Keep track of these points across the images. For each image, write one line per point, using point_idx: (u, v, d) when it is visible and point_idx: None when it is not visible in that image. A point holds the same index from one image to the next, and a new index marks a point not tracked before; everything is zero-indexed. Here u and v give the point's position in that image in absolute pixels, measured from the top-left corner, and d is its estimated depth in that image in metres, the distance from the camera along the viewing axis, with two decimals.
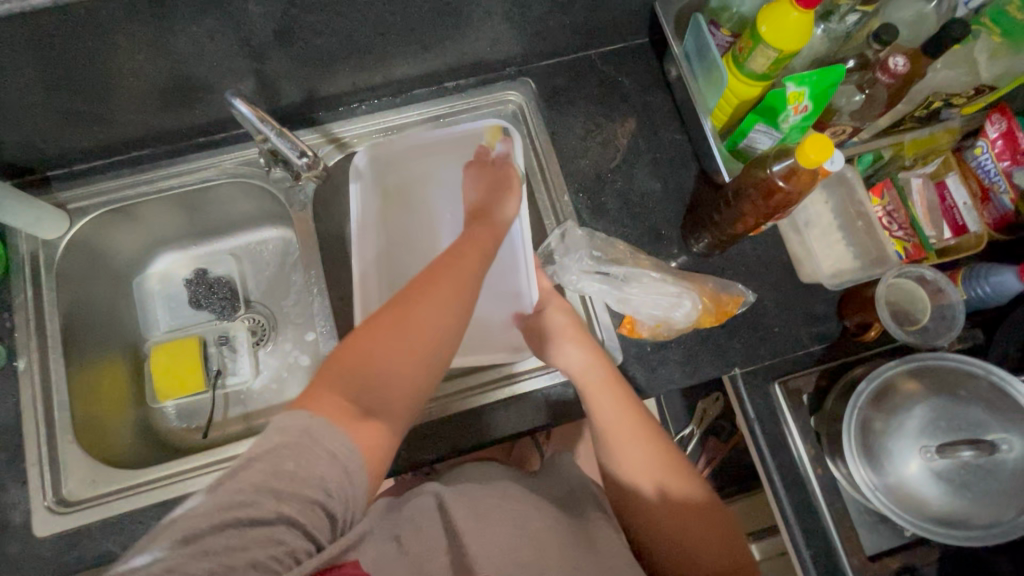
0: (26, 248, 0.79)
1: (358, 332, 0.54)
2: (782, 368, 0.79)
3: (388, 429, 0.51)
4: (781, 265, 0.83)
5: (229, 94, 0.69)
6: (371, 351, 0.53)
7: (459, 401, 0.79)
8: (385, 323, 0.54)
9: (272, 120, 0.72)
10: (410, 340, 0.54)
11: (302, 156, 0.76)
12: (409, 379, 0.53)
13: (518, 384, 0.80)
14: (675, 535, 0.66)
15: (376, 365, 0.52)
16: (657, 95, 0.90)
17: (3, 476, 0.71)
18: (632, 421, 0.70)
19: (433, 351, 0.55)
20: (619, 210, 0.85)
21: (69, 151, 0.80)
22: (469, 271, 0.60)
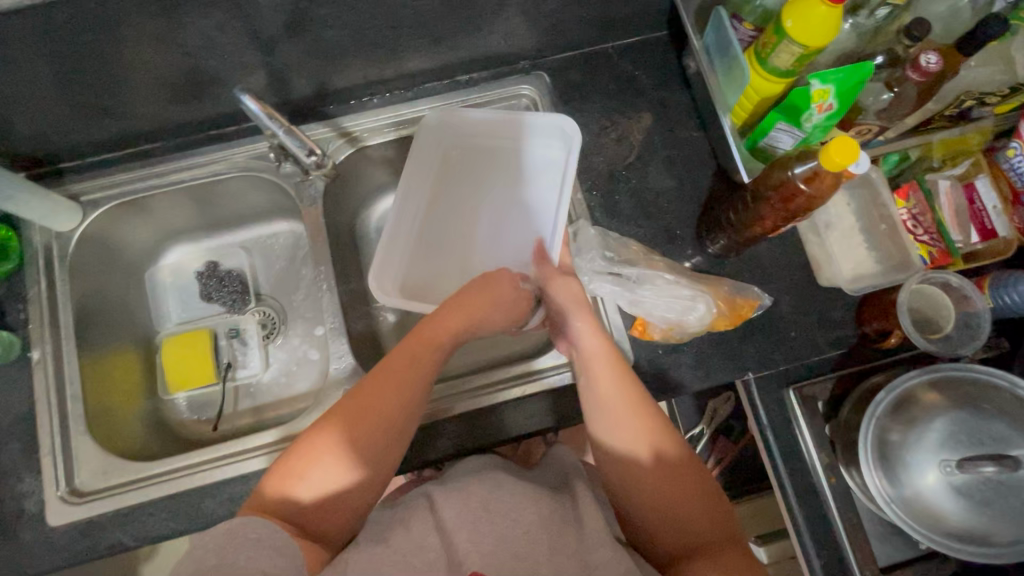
0: (40, 240, 0.80)
1: (305, 445, 0.62)
2: (797, 374, 0.77)
3: (326, 539, 0.60)
4: (798, 268, 0.81)
5: (239, 91, 0.67)
6: (311, 468, 0.60)
7: (470, 399, 0.78)
8: (324, 444, 0.61)
9: (279, 117, 0.72)
10: (346, 460, 0.61)
11: (311, 154, 0.77)
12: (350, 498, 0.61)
13: (541, 380, 0.79)
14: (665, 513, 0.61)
15: (320, 484, 0.60)
16: (674, 90, 0.88)
17: (18, 465, 0.72)
18: (626, 394, 0.65)
19: (370, 474, 0.62)
20: (633, 209, 0.83)
21: (81, 144, 0.80)
22: (407, 383, 0.65)
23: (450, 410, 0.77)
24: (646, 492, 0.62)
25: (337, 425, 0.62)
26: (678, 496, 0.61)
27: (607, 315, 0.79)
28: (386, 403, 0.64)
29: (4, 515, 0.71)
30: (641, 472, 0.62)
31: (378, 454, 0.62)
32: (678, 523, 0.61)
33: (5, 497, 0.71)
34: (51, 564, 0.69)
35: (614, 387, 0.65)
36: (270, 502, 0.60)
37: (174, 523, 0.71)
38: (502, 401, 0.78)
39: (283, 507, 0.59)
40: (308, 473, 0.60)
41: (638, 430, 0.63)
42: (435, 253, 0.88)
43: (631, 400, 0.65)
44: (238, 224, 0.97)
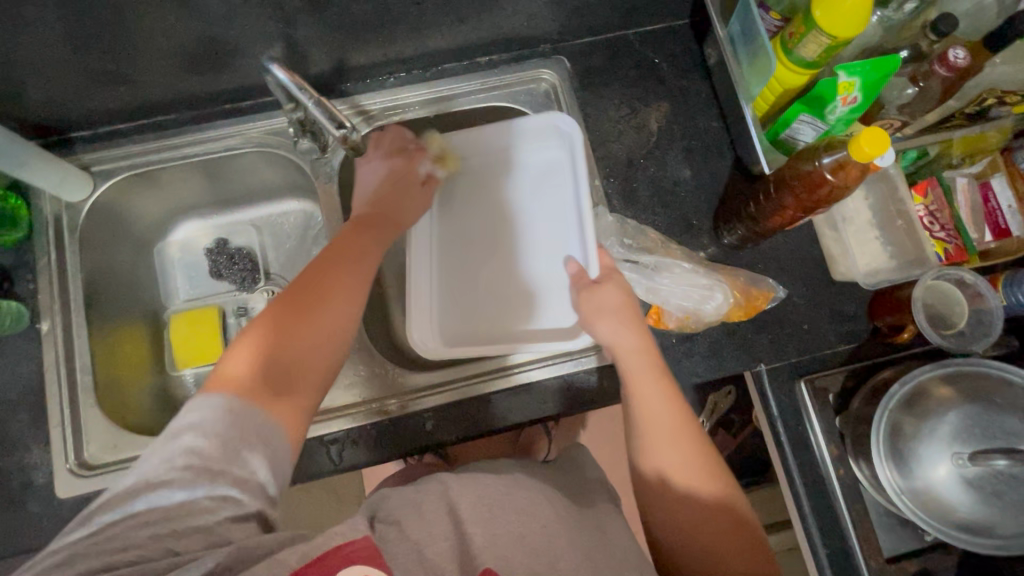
0: (50, 209, 0.79)
1: (266, 316, 0.58)
2: (807, 366, 0.78)
3: (299, 403, 0.54)
4: (813, 261, 0.81)
5: (269, 60, 0.66)
6: (276, 330, 0.57)
7: (457, 389, 0.77)
8: (290, 308, 0.59)
9: (310, 88, 0.70)
10: (318, 319, 0.59)
11: (340, 127, 0.74)
12: (318, 351, 0.58)
13: (514, 375, 0.77)
14: (708, 554, 0.59)
15: (287, 342, 0.56)
16: (695, 80, 0.87)
17: (26, 436, 0.72)
18: (674, 418, 0.63)
19: (343, 336, 0.60)
20: (651, 197, 0.83)
21: (94, 113, 0.78)
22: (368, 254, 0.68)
23: (438, 400, 0.76)
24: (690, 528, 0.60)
25: (296, 295, 0.60)
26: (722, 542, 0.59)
27: None
28: (345, 266, 0.64)
29: (11, 487, 0.70)
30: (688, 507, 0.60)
31: (343, 308, 0.61)
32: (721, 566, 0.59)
33: (13, 468, 0.70)
34: (58, 535, 0.69)
35: (664, 413, 0.63)
36: (229, 374, 0.53)
37: None
38: (512, 385, 0.77)
39: (244, 374, 0.53)
40: (274, 339, 0.56)
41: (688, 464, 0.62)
42: (465, 287, 0.84)
43: (681, 427, 0.63)
44: (249, 201, 0.96)
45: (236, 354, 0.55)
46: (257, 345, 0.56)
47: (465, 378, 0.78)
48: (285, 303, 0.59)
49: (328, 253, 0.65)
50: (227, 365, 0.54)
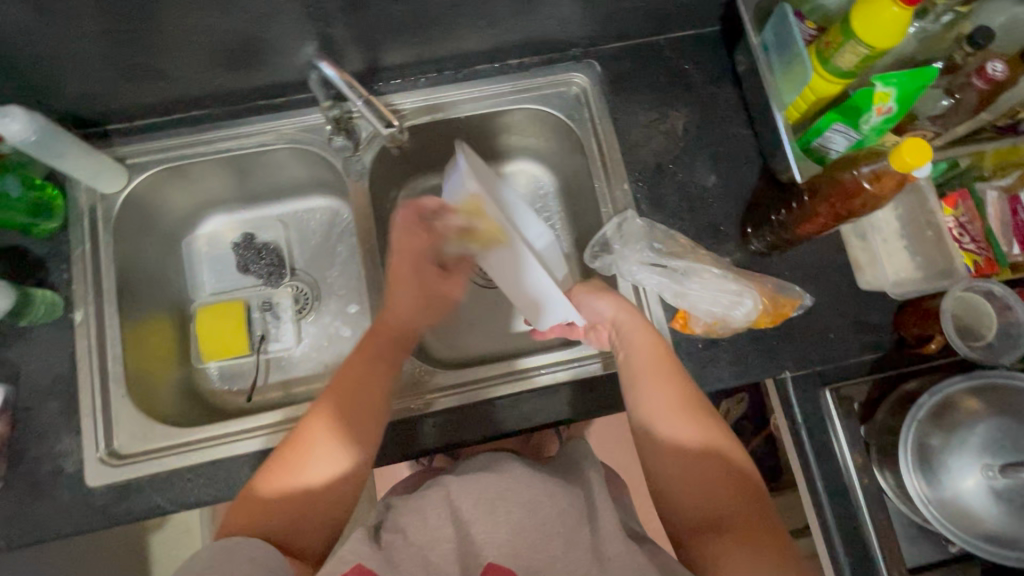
0: (84, 200, 0.79)
1: (281, 461, 0.63)
2: (832, 375, 0.78)
3: (304, 555, 0.61)
4: (840, 270, 0.81)
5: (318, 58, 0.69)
6: (283, 486, 0.62)
7: (476, 392, 0.77)
8: (293, 455, 0.63)
9: (360, 88, 0.72)
10: (323, 466, 0.63)
11: (388, 126, 0.77)
12: (322, 503, 0.62)
13: (531, 378, 0.78)
14: (693, 487, 0.63)
15: (296, 490, 0.62)
16: (724, 87, 0.88)
17: (58, 424, 0.72)
18: (662, 366, 0.67)
19: (342, 487, 0.63)
20: (678, 203, 0.83)
21: (131, 107, 0.79)
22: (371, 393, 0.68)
23: (458, 400, 0.77)
24: (674, 462, 0.64)
25: (308, 426, 0.65)
26: (713, 485, 0.63)
27: (649, 305, 0.80)
28: (344, 414, 0.66)
29: (41, 474, 0.70)
30: (672, 441, 0.64)
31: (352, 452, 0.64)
32: (703, 496, 0.62)
33: (43, 455, 0.71)
34: (87, 523, 0.69)
35: (649, 362, 0.67)
36: (247, 516, 0.60)
37: (211, 490, 0.71)
38: (538, 387, 0.77)
39: (257, 524, 0.60)
40: (284, 477, 0.62)
41: (670, 406, 0.65)
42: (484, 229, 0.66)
43: (665, 373, 0.67)
44: (276, 197, 0.96)
45: (251, 495, 0.62)
46: (270, 488, 0.62)
47: (491, 378, 0.78)
48: (298, 443, 0.64)
49: (342, 379, 0.69)
50: (245, 499, 0.62)
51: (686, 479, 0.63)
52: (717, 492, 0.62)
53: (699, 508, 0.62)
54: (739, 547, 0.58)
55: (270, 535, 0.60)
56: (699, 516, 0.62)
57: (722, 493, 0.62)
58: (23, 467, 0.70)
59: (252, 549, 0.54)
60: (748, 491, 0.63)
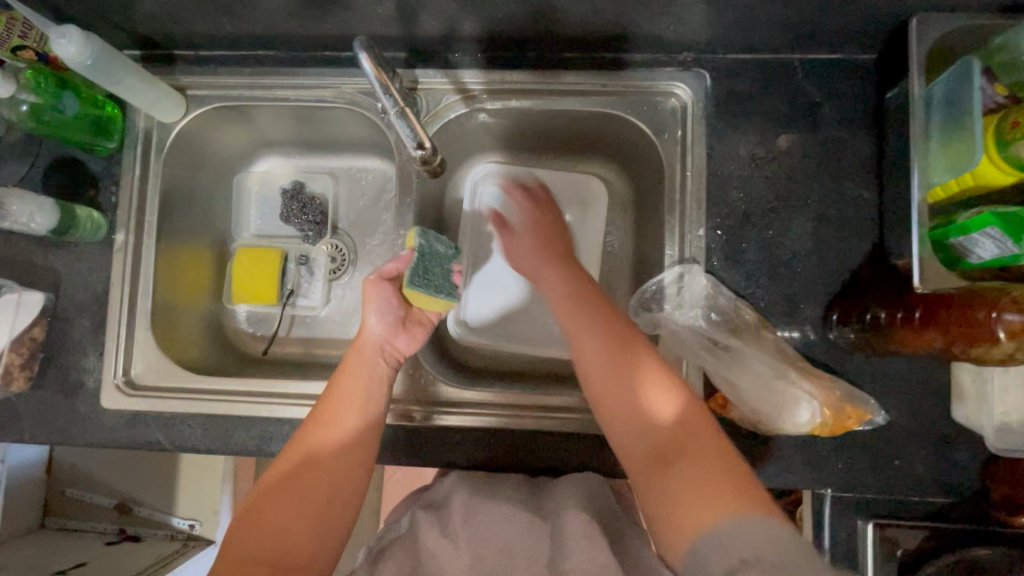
0: (142, 124, 0.79)
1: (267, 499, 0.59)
2: (883, 508, 0.67)
3: None
4: (933, 390, 0.68)
5: (358, 44, 0.58)
6: (268, 528, 0.57)
7: (477, 417, 0.72)
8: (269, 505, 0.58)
9: (390, 90, 0.61)
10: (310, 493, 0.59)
11: (419, 147, 0.67)
12: (324, 525, 0.59)
13: (536, 418, 0.72)
14: (627, 424, 0.59)
15: (304, 525, 0.58)
16: (858, 135, 0.71)
17: (87, 341, 0.76)
18: (586, 300, 0.68)
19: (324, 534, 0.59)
20: (758, 264, 0.71)
21: (200, 36, 0.76)
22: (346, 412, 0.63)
23: (459, 419, 0.72)
24: (597, 380, 0.62)
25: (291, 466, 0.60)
26: (654, 410, 0.59)
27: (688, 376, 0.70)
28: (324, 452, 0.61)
29: (67, 383, 0.75)
30: (605, 384, 0.61)
31: (353, 465, 0.62)
32: (637, 425, 0.59)
33: (71, 366, 0.75)
34: (99, 439, 0.74)
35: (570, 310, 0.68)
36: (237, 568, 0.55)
37: (206, 442, 0.73)
38: (546, 428, 0.71)
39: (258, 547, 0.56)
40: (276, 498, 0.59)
41: (597, 337, 0.64)
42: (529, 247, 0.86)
43: (594, 315, 0.66)
44: (332, 150, 0.92)
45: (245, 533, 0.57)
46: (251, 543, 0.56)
47: (496, 406, 0.73)
48: (295, 480, 0.59)
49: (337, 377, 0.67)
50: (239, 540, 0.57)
51: (623, 404, 0.60)
52: (655, 412, 0.59)
53: (645, 442, 0.58)
54: (689, 474, 0.54)
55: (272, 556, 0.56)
56: (638, 438, 0.58)
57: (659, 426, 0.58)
58: (51, 372, 0.75)
59: None
60: (704, 430, 0.57)
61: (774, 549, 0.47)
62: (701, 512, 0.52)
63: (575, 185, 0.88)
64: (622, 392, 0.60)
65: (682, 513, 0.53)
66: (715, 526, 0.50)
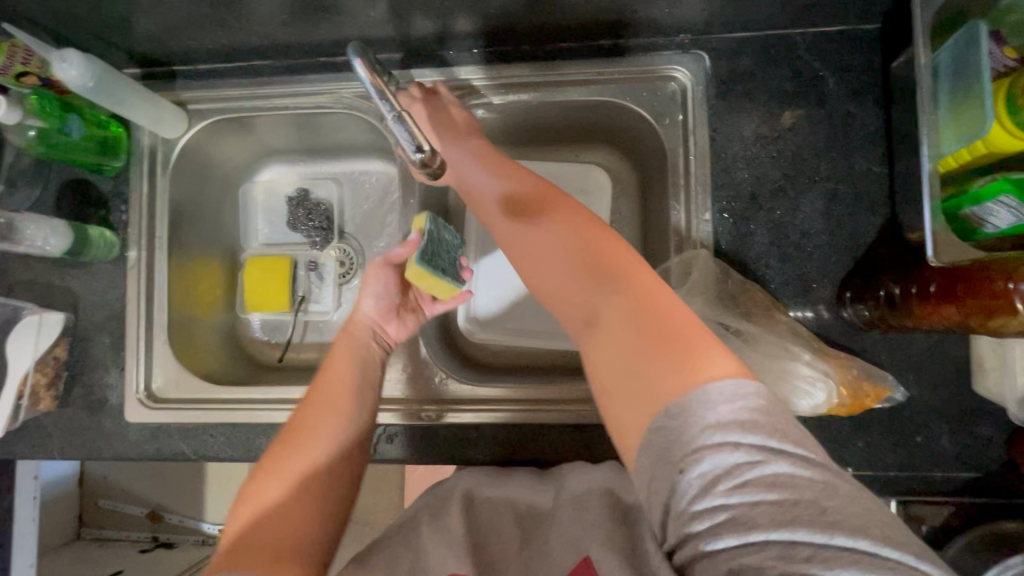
0: (146, 141, 0.79)
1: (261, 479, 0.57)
2: (906, 485, 0.66)
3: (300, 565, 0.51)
4: (953, 363, 0.67)
5: (352, 51, 0.52)
6: (263, 501, 0.55)
7: (491, 413, 0.73)
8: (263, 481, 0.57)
9: (394, 98, 0.53)
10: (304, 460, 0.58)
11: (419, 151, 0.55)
12: (320, 487, 0.57)
13: (551, 411, 0.72)
14: (568, 305, 0.53)
15: (287, 498, 0.55)
16: (865, 107, 0.70)
17: (109, 358, 0.77)
18: (520, 196, 0.61)
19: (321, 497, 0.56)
20: (768, 246, 0.70)
21: (197, 49, 0.76)
22: (337, 387, 0.64)
23: (474, 416, 0.73)
24: (530, 265, 0.57)
25: (285, 442, 0.60)
26: (575, 292, 0.52)
27: None
28: (317, 425, 0.61)
29: (92, 400, 0.77)
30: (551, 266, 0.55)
31: (346, 432, 0.61)
32: (575, 304, 0.52)
33: (94, 383, 0.77)
34: (127, 453, 0.76)
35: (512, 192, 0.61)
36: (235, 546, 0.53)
37: (230, 450, 0.75)
38: (562, 421, 0.72)
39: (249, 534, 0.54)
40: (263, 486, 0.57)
41: (530, 228, 0.58)
42: None
43: (545, 200, 0.59)
44: (335, 155, 0.93)
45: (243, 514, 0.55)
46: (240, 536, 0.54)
47: (510, 401, 0.73)
48: (286, 451, 0.59)
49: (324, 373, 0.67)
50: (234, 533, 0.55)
51: (553, 291, 0.54)
52: (576, 290, 0.52)
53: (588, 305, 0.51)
54: (641, 325, 0.46)
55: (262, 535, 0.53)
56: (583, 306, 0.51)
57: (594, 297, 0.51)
58: (77, 390, 0.77)
59: None
60: (602, 282, 0.50)
61: (751, 437, 0.38)
62: (655, 389, 0.42)
63: (579, 177, 0.86)
64: (575, 278, 0.53)
65: (633, 387, 0.44)
66: (674, 393, 0.41)
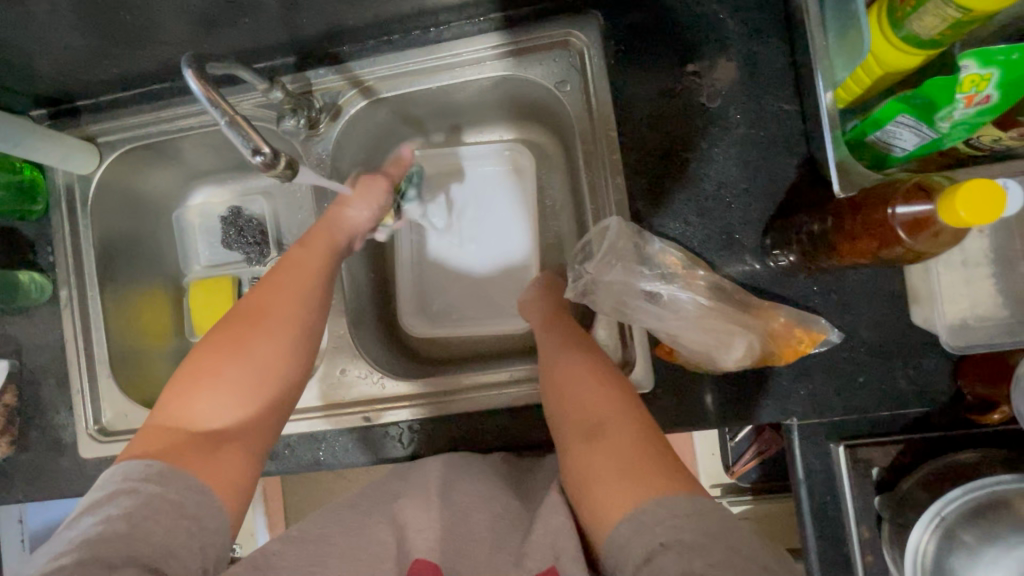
0: (62, 181, 0.80)
1: (206, 357, 0.58)
2: (853, 427, 0.65)
3: (242, 451, 0.55)
4: (889, 297, 0.64)
5: (183, 60, 0.53)
6: (205, 386, 0.57)
7: (432, 406, 0.72)
8: (209, 357, 0.58)
9: (226, 104, 0.53)
10: (251, 352, 0.59)
11: (257, 154, 0.54)
12: (263, 383, 0.59)
13: (489, 397, 0.71)
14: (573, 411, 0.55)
15: (228, 387, 0.57)
16: (769, 45, 0.67)
17: (57, 398, 0.79)
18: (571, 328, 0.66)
19: (262, 390, 0.58)
20: (686, 202, 0.68)
21: (93, 82, 0.76)
22: (296, 285, 0.64)
23: (415, 410, 0.72)
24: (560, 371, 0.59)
25: (233, 328, 0.60)
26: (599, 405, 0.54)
27: (630, 330, 0.68)
28: (268, 321, 0.61)
29: (46, 442, 0.78)
30: (565, 378, 0.58)
31: (296, 331, 0.62)
32: (581, 410, 0.54)
33: (46, 425, 0.79)
34: (87, 488, 0.77)
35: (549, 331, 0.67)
36: (172, 421, 0.55)
37: None
38: (501, 407, 0.71)
39: (187, 421, 0.55)
40: (208, 376, 0.57)
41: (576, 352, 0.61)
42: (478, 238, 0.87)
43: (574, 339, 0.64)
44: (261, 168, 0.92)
45: (183, 382, 0.57)
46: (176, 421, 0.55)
47: (449, 392, 0.72)
48: (234, 337, 0.59)
49: (281, 269, 0.66)
50: (165, 407, 0.56)
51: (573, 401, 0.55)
52: (599, 402, 0.54)
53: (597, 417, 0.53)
54: (609, 452, 0.49)
55: (205, 428, 0.55)
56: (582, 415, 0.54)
57: (590, 409, 0.54)
58: (30, 434, 0.79)
59: (179, 485, 0.50)
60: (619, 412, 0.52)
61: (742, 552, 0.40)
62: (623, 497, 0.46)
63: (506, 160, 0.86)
64: (592, 399, 0.54)
65: (598, 497, 0.47)
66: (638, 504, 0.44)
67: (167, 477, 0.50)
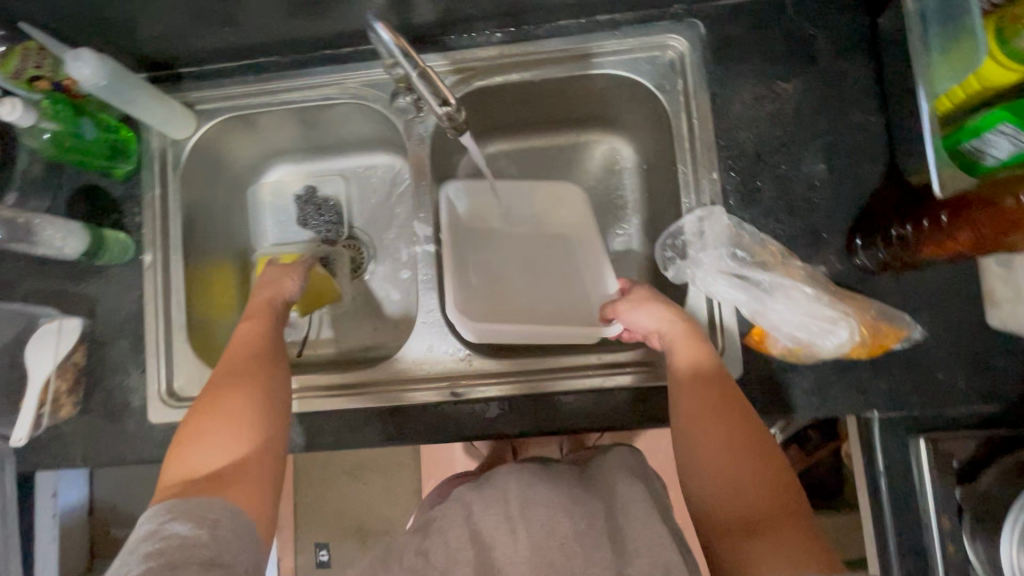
0: (156, 144, 0.81)
1: (194, 424, 0.57)
2: (932, 422, 0.67)
3: (248, 485, 0.54)
4: (966, 300, 0.68)
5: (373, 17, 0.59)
6: (198, 444, 0.56)
7: (519, 385, 0.73)
8: (196, 424, 0.57)
9: (417, 57, 0.62)
10: (234, 405, 0.58)
11: (443, 105, 0.68)
12: (259, 424, 0.58)
13: (577, 379, 0.72)
14: (717, 488, 0.56)
15: (220, 439, 0.56)
16: (857, 61, 0.72)
17: (129, 359, 0.77)
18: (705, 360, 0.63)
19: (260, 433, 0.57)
20: (776, 200, 0.71)
21: (202, 50, 0.78)
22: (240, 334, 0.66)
23: (502, 387, 0.73)
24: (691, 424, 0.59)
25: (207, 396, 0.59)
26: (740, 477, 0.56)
27: (721, 317, 0.71)
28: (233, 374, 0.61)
29: (113, 404, 0.76)
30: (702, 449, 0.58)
31: (262, 371, 0.62)
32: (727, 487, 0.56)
33: (115, 387, 0.77)
34: (152, 455, 0.75)
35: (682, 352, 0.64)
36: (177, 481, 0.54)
37: None
38: (589, 389, 0.72)
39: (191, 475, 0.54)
40: (198, 439, 0.56)
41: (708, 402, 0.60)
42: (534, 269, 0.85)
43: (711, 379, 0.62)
44: (341, 151, 0.93)
45: (181, 453, 0.56)
46: (200, 444, 0.55)
47: (536, 372, 0.73)
48: (209, 402, 0.59)
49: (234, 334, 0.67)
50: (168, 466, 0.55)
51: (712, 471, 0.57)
52: (744, 477, 0.56)
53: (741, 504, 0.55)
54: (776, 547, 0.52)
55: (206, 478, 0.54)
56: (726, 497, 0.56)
57: (751, 504, 0.55)
58: (97, 395, 0.76)
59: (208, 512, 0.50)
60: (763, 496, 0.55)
61: None
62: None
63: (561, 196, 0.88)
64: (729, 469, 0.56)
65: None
66: None
67: (189, 514, 0.49)
